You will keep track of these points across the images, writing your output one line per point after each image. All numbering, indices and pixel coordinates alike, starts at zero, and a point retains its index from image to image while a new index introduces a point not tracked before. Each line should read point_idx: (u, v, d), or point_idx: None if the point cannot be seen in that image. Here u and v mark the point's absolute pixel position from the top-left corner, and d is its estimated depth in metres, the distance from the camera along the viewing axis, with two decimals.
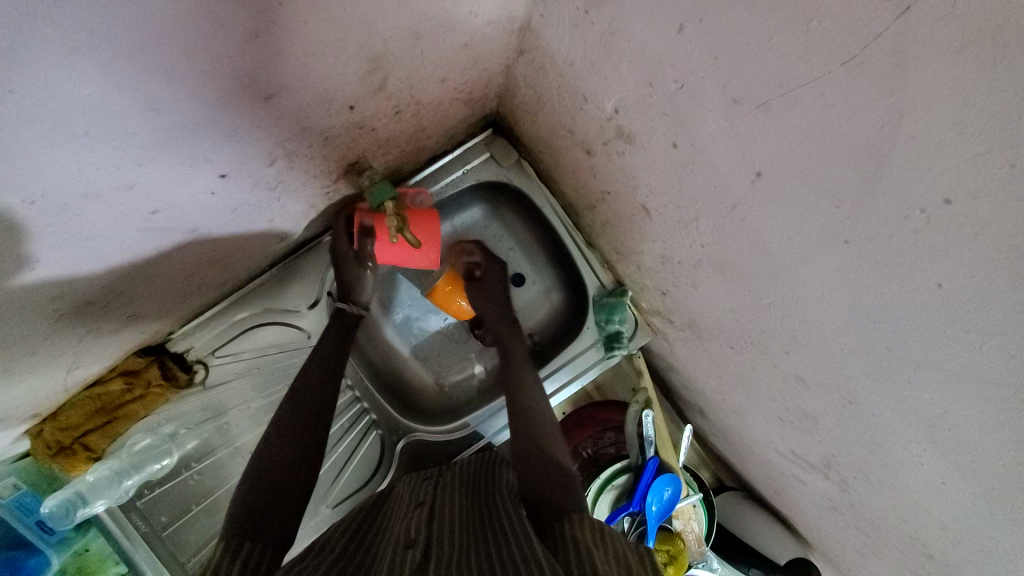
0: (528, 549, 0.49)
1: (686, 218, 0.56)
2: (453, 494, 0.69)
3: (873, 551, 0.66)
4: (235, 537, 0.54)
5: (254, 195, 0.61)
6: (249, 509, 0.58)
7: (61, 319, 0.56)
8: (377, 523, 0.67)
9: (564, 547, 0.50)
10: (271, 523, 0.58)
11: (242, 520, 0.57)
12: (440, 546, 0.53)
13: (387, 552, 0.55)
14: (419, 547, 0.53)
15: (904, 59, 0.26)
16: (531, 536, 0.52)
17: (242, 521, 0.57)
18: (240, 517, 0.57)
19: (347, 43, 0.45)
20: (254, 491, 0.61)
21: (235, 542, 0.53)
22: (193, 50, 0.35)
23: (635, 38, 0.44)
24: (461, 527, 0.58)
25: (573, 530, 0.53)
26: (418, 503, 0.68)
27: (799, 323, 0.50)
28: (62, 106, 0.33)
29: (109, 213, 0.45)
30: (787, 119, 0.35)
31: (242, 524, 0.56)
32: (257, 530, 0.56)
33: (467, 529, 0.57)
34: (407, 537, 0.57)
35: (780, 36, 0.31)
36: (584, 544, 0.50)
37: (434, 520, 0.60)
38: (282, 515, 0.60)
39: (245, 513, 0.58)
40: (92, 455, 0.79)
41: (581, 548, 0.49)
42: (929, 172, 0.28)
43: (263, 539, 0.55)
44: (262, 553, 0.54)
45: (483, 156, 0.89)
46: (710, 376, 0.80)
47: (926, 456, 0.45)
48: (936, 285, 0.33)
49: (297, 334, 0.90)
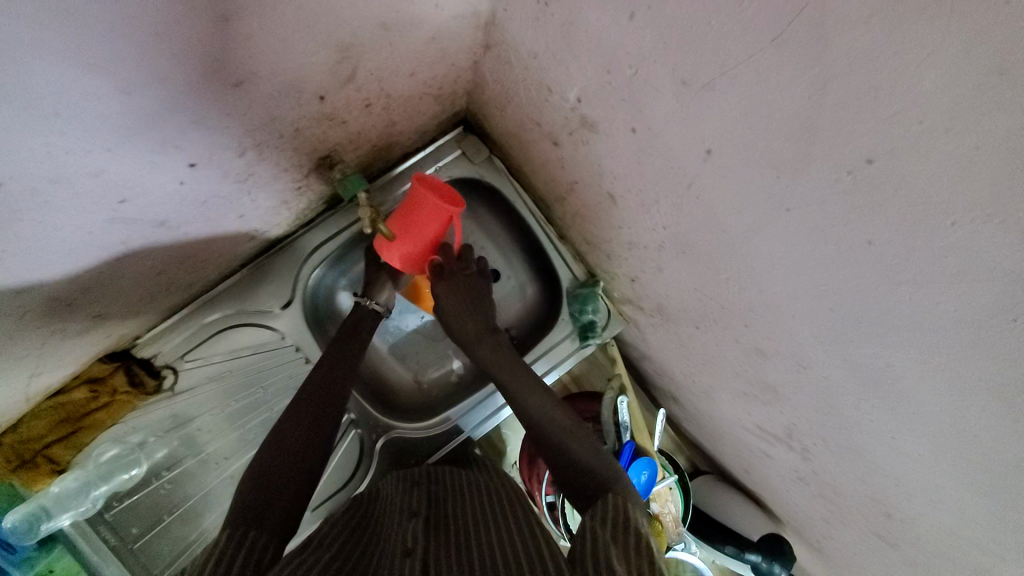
0: (544, 556, 0.49)
1: (647, 202, 0.59)
2: (448, 504, 0.68)
3: (835, 518, 0.69)
4: (240, 524, 0.53)
5: (225, 187, 0.62)
6: (251, 505, 0.57)
7: (24, 318, 0.55)
8: (369, 533, 0.64)
9: (582, 538, 0.51)
10: (273, 513, 0.57)
11: (247, 510, 0.56)
12: (439, 565, 0.51)
13: (384, 566, 0.53)
14: (420, 564, 0.51)
15: (822, 32, 0.30)
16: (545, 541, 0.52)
17: (243, 511, 0.56)
18: None
19: (317, 31, 0.47)
20: None
21: (240, 530, 0.53)
22: (166, 29, 0.37)
23: (591, 27, 0.47)
24: (462, 543, 0.56)
25: (592, 522, 0.53)
26: (411, 513, 0.65)
27: (754, 295, 0.53)
28: (35, 82, 0.34)
29: (77, 198, 0.46)
30: (729, 96, 0.38)
31: (246, 513, 0.56)
32: (258, 518, 0.56)
33: (471, 541, 0.55)
34: (404, 550, 0.54)
35: (717, 19, 0.35)
36: (602, 533, 0.50)
37: (433, 537, 0.57)
38: (288, 506, 0.59)
39: (247, 506, 0.57)
40: (56, 468, 0.76)
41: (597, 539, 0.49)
42: (853, 135, 0.32)
43: (268, 530, 0.55)
44: (266, 545, 0.53)
45: (455, 153, 0.90)
46: (680, 359, 0.83)
47: (875, 411, 0.47)
48: (867, 242, 0.36)
49: (271, 336, 0.87)
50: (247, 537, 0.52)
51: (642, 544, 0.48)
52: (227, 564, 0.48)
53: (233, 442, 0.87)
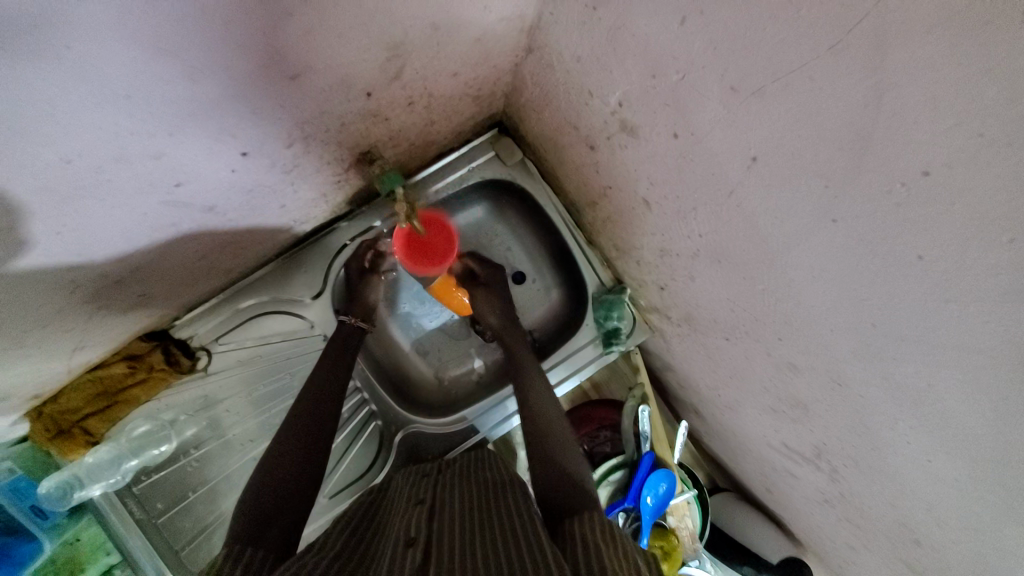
0: (539, 553, 0.49)
1: (684, 209, 0.59)
2: (453, 489, 0.67)
3: (862, 545, 0.66)
4: (239, 544, 0.55)
5: (271, 177, 0.64)
6: (251, 525, 0.59)
7: (77, 291, 0.58)
8: (377, 525, 0.65)
9: (573, 547, 0.51)
10: (272, 531, 0.58)
11: (246, 530, 0.58)
12: (441, 545, 0.52)
13: (386, 552, 0.53)
14: (420, 546, 0.51)
15: (882, 41, 0.29)
16: (539, 539, 0.51)
17: (246, 530, 0.58)
18: (247, 525, 0.58)
19: (370, 28, 0.48)
20: (257, 497, 0.62)
21: (238, 548, 0.54)
22: (233, 21, 0.38)
23: (640, 32, 0.47)
24: (463, 525, 0.56)
25: (583, 532, 0.53)
26: (418, 501, 0.65)
27: (791, 307, 0.52)
28: (108, 67, 0.36)
29: (137, 179, 0.48)
30: (779, 103, 0.38)
31: (246, 532, 0.57)
32: (257, 537, 0.57)
33: (471, 526, 0.56)
34: (407, 535, 0.55)
35: (773, 25, 0.35)
36: (594, 542, 0.51)
37: (435, 519, 0.58)
38: (286, 524, 0.61)
39: (250, 524, 0.59)
40: (91, 440, 0.79)
41: (591, 553, 0.49)
42: (909, 147, 0.31)
43: (266, 547, 0.56)
44: (264, 560, 0.54)
45: (489, 154, 0.92)
46: (706, 372, 0.82)
47: (912, 435, 0.46)
48: (917, 257, 0.35)
49: (301, 324, 0.90)
50: (246, 553, 0.54)
51: (636, 569, 0.47)
52: None
53: (257, 426, 0.89)
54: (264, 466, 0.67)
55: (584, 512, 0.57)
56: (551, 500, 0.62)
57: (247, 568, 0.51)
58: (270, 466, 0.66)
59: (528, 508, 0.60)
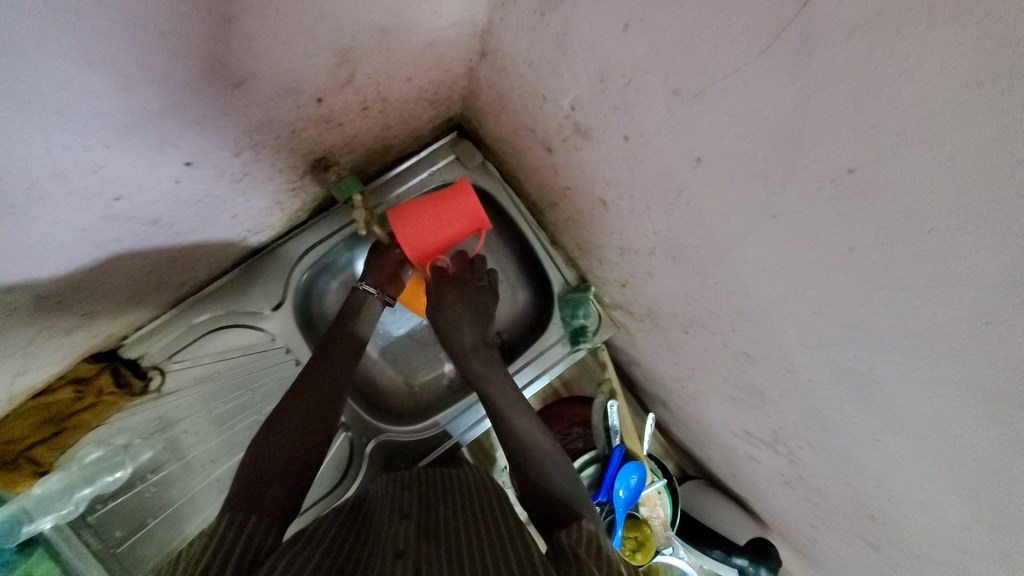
0: (528, 561, 0.49)
1: (639, 208, 0.61)
2: (441, 502, 0.67)
3: (820, 521, 0.70)
4: (237, 510, 0.55)
5: (219, 187, 0.62)
6: (249, 486, 0.59)
7: (13, 315, 0.55)
8: (365, 524, 0.64)
9: (563, 556, 0.52)
10: (273, 493, 0.59)
11: (240, 496, 0.57)
12: (430, 558, 0.52)
13: (374, 559, 0.53)
14: (411, 560, 0.51)
15: (806, 46, 0.31)
16: (530, 549, 0.52)
17: (240, 495, 0.57)
18: None
19: (318, 34, 0.48)
20: None
21: (241, 516, 0.54)
22: (171, 28, 0.37)
23: (586, 37, 0.48)
24: (452, 538, 0.56)
25: (569, 543, 0.54)
26: (404, 513, 0.64)
27: (741, 299, 0.54)
28: (36, 79, 0.34)
29: (72, 194, 0.46)
30: (718, 106, 0.40)
31: (244, 497, 0.57)
32: (258, 501, 0.57)
33: (460, 539, 0.56)
34: (396, 548, 0.54)
35: (707, 32, 0.36)
36: (577, 552, 0.51)
37: (424, 534, 0.57)
38: None
39: None
40: (37, 470, 0.74)
41: (580, 557, 0.50)
42: (834, 146, 0.33)
43: (268, 514, 0.56)
44: (267, 529, 0.54)
45: (449, 157, 0.91)
46: (669, 364, 0.84)
47: (858, 414, 0.48)
48: (849, 249, 0.38)
49: (262, 338, 0.87)
50: (249, 523, 0.53)
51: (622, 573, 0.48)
52: (226, 555, 0.49)
53: (218, 446, 0.87)
54: None
55: (573, 525, 0.58)
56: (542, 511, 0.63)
57: (248, 540, 0.51)
58: None
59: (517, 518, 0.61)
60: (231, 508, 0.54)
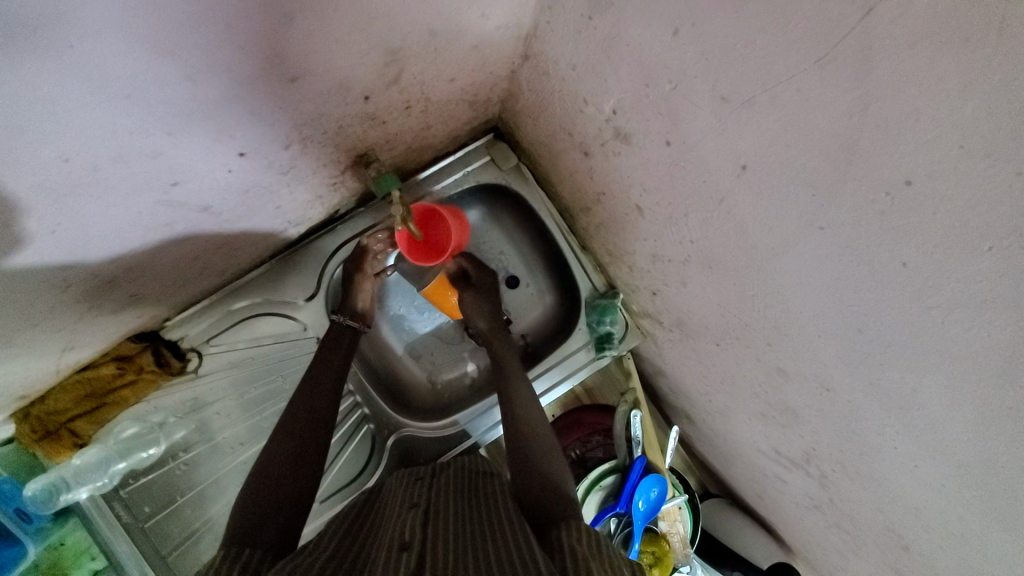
0: (533, 556, 0.48)
1: (677, 216, 0.60)
2: (449, 492, 0.67)
3: (850, 549, 0.67)
4: (234, 544, 0.55)
5: (267, 177, 0.64)
6: (246, 522, 0.59)
7: (69, 290, 0.57)
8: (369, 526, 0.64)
9: (560, 554, 0.51)
10: (270, 526, 0.59)
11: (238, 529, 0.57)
12: (437, 548, 0.51)
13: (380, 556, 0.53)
14: (415, 551, 0.51)
15: (868, 53, 0.30)
16: (534, 546, 0.51)
17: (238, 529, 0.58)
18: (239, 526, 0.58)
19: (369, 34, 0.49)
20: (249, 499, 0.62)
21: (236, 549, 0.54)
22: (234, 24, 0.39)
23: (634, 42, 0.48)
24: (460, 531, 0.55)
25: (569, 541, 0.52)
26: (412, 504, 0.64)
27: (779, 312, 0.53)
28: (108, 65, 0.36)
29: (133, 177, 0.48)
30: (768, 114, 0.39)
31: (241, 530, 0.57)
32: (253, 535, 0.57)
33: (466, 531, 0.55)
34: (401, 540, 0.54)
35: (762, 38, 0.36)
36: (580, 551, 0.50)
37: (430, 523, 0.57)
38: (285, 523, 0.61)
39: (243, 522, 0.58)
40: (77, 442, 0.77)
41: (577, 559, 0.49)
42: (891, 156, 0.32)
43: (263, 547, 0.56)
44: (261, 558, 0.54)
45: (484, 159, 0.93)
46: (697, 377, 0.83)
47: (897, 439, 0.47)
48: (901, 264, 0.36)
49: (294, 327, 0.90)
50: (243, 554, 0.54)
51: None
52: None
53: (245, 430, 0.89)
54: (256, 471, 0.65)
55: (562, 523, 0.57)
56: (535, 501, 0.63)
57: (245, 568, 0.52)
58: (261, 469, 0.65)
59: (514, 508, 0.61)
60: (228, 546, 0.55)
